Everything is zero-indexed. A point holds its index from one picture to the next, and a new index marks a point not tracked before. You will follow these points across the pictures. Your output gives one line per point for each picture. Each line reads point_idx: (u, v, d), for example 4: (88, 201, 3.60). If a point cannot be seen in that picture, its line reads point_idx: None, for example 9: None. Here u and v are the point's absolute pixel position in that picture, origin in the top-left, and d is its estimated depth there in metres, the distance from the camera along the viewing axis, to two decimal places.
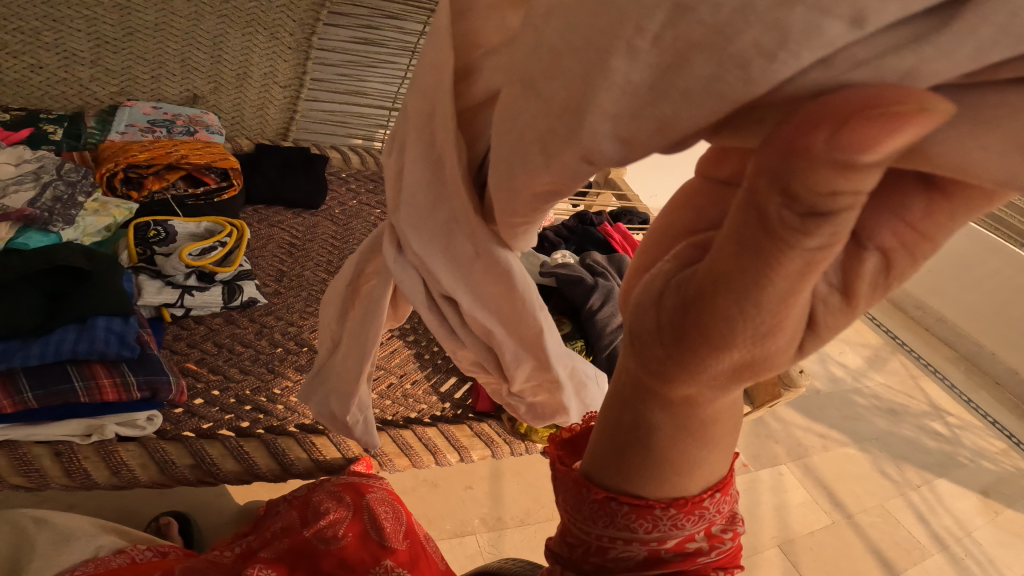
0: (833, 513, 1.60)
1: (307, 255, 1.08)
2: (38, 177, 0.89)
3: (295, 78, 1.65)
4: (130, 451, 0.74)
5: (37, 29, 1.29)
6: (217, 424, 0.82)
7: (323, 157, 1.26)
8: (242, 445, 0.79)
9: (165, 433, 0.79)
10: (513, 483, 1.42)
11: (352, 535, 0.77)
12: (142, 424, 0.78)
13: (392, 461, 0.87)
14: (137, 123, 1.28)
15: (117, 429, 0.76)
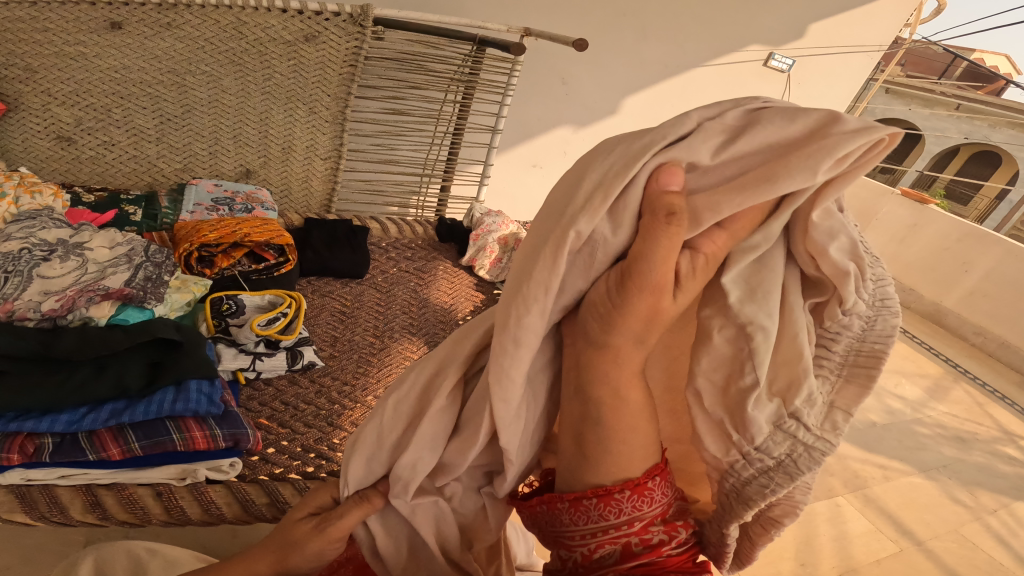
0: (899, 542, 1.72)
1: (357, 322, 1.26)
2: (131, 260, 1.04)
3: (334, 151, 1.82)
4: (217, 492, 0.92)
5: (107, 106, 1.49)
6: (287, 469, 0.97)
7: (365, 229, 1.44)
8: (308, 484, 0.97)
9: (244, 477, 0.95)
10: None
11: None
12: (226, 469, 0.93)
13: None
14: (203, 202, 1.46)
15: (206, 474, 0.92)
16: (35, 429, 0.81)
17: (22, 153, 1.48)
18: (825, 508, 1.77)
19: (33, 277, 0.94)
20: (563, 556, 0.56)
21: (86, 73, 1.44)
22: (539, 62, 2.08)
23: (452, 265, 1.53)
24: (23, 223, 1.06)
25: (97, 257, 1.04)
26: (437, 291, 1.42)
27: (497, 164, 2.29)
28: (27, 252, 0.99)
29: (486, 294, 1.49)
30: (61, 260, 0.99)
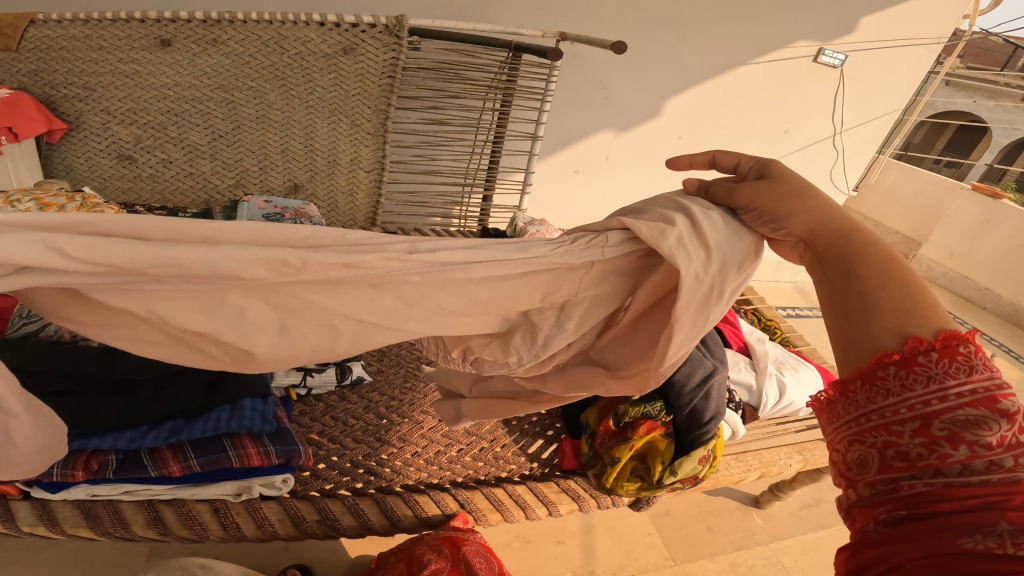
0: None
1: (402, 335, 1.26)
2: None
3: (376, 164, 1.79)
4: (270, 508, 0.91)
5: (163, 122, 1.58)
6: (337, 485, 0.99)
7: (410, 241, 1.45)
8: (358, 502, 0.94)
9: (296, 492, 0.96)
10: (604, 537, 1.51)
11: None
12: (279, 485, 0.94)
13: (486, 516, 0.99)
14: (254, 218, 1.50)
15: (261, 490, 0.92)
16: (99, 446, 0.84)
17: (87, 173, 1.61)
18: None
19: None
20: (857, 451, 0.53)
21: (142, 90, 1.53)
22: (578, 66, 2.06)
23: None
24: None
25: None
26: None
27: (537, 172, 2.29)
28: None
29: None
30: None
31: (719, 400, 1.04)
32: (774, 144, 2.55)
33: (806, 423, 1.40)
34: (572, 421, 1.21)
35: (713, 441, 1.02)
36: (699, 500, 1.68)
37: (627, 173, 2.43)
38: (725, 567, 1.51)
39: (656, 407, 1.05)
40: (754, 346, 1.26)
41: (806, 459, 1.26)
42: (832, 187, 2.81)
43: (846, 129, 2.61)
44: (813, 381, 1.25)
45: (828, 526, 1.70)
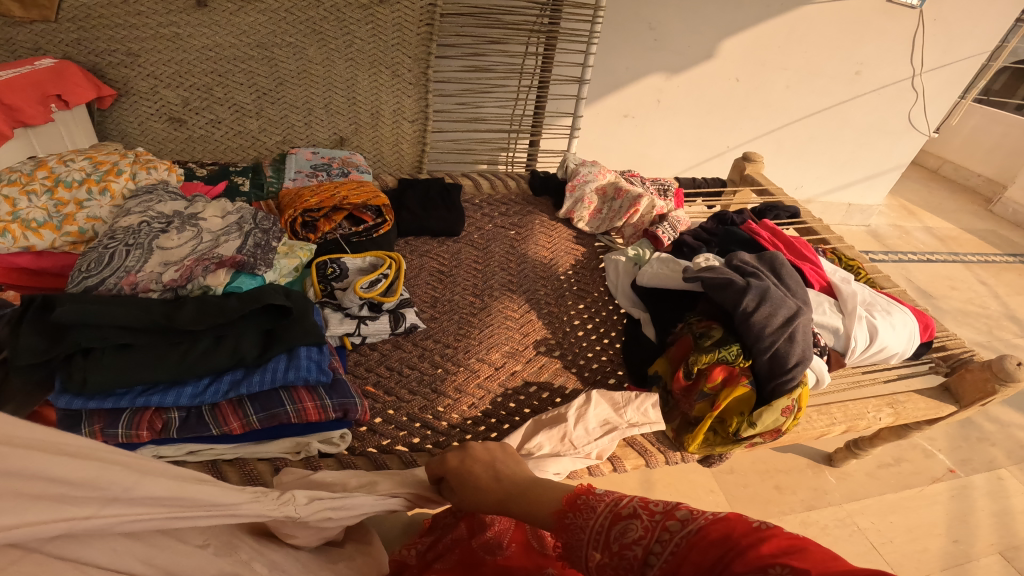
0: None
1: (455, 281, 1.21)
2: (241, 227, 1.04)
3: (420, 112, 1.75)
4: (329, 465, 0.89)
5: (208, 84, 1.52)
6: (394, 441, 0.94)
7: (458, 186, 1.39)
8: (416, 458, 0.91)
9: (353, 448, 0.92)
10: (664, 493, 1.47)
11: (516, 546, 0.87)
12: (336, 441, 0.91)
13: None
14: (303, 170, 1.46)
15: (320, 447, 0.89)
16: (162, 403, 0.82)
17: (140, 136, 1.57)
18: (985, 481, 1.64)
19: (153, 248, 0.96)
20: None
21: (184, 53, 1.46)
22: (627, 2, 1.93)
23: (549, 219, 1.44)
24: (141, 197, 1.07)
25: (211, 226, 1.04)
26: (536, 247, 1.35)
27: (586, 117, 2.18)
28: (147, 224, 1.00)
29: (586, 247, 1.40)
30: (178, 231, 1.00)
31: (804, 343, 0.96)
32: (844, 85, 2.36)
33: (892, 373, 1.31)
34: (636, 370, 1.12)
35: (798, 388, 0.95)
36: (766, 457, 1.61)
37: (680, 116, 2.30)
38: (794, 526, 1.44)
39: (733, 351, 0.97)
40: (840, 286, 1.17)
41: (898, 411, 1.22)
42: (910, 129, 2.62)
43: (927, 70, 2.42)
44: (905, 324, 1.17)
45: (908, 486, 1.60)
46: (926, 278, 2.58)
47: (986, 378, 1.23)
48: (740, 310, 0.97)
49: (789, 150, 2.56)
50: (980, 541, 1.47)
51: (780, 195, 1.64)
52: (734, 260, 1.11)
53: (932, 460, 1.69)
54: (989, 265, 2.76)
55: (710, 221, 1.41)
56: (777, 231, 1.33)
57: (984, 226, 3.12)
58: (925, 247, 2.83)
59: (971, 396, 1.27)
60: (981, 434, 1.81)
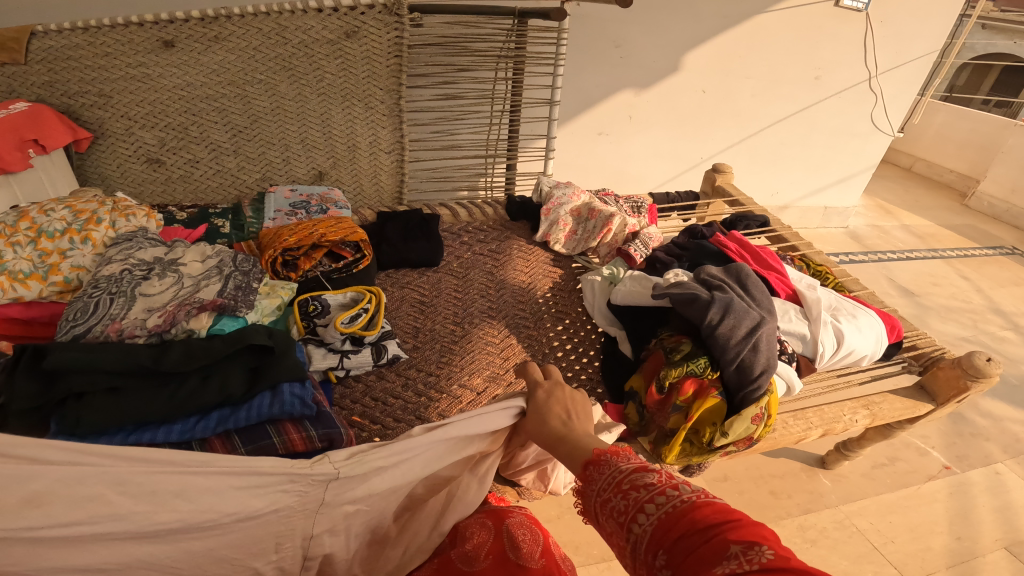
0: None
1: (436, 310, 1.24)
2: (221, 270, 1.06)
3: (396, 143, 1.78)
4: None
5: (182, 123, 1.55)
6: None
7: (436, 216, 1.42)
8: None
9: None
10: None
11: (491, 558, 0.72)
12: None
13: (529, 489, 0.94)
14: (282, 209, 1.48)
15: None
16: (154, 439, 0.84)
17: (118, 178, 1.59)
18: (981, 477, 1.68)
19: (135, 295, 0.97)
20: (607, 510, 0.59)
21: (156, 93, 1.49)
22: (591, 27, 1.99)
23: (526, 243, 1.47)
24: (122, 245, 1.09)
25: (191, 271, 1.06)
26: (514, 271, 1.38)
27: (561, 138, 2.23)
28: (128, 272, 1.02)
29: (563, 269, 1.43)
30: (160, 278, 1.02)
31: (769, 352, 1.00)
32: (805, 91, 2.44)
33: (867, 375, 1.35)
34: (614, 386, 1.15)
35: (766, 396, 0.98)
36: (759, 464, 1.64)
37: (653, 131, 2.35)
38: (793, 531, 1.46)
39: (700, 363, 0.99)
40: (804, 293, 1.21)
41: (875, 413, 1.26)
42: (875, 130, 2.70)
43: (881, 72, 2.50)
44: (872, 326, 1.21)
45: (906, 485, 1.63)
46: (910, 278, 2.64)
47: (957, 375, 1.27)
48: (705, 324, 1.01)
49: (762, 158, 2.62)
50: (983, 537, 1.50)
51: (751, 205, 1.69)
52: (701, 274, 1.15)
53: (927, 458, 1.72)
54: (969, 259, 2.83)
55: (681, 236, 1.46)
56: (746, 242, 1.37)
57: (961, 221, 3.20)
58: (905, 245, 2.89)
59: (946, 394, 1.31)
60: (975, 430, 1.85)
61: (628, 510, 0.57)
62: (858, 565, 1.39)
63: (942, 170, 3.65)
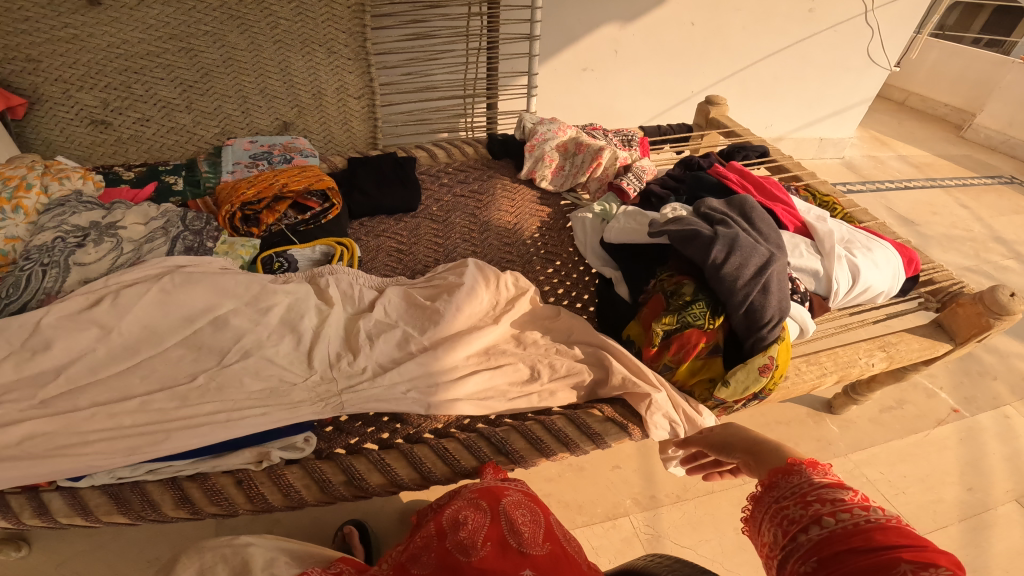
0: None
1: (414, 258, 1.10)
2: (167, 231, 0.94)
3: (365, 87, 1.63)
4: (295, 473, 0.71)
5: (125, 83, 1.33)
6: (363, 438, 0.80)
7: (411, 158, 1.27)
8: (384, 457, 0.74)
9: (321, 452, 0.77)
10: (663, 458, 1.41)
11: (492, 545, 0.59)
12: (301, 445, 0.75)
13: (526, 458, 0.76)
14: (241, 161, 1.34)
15: (282, 454, 0.74)
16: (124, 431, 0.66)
17: (66, 145, 1.36)
18: (990, 421, 1.61)
19: (70, 265, 0.84)
20: (773, 524, 0.53)
21: (89, 54, 1.27)
22: None
23: (510, 181, 1.31)
24: (53, 211, 0.95)
25: (132, 234, 0.93)
26: (498, 211, 1.22)
27: (542, 75, 2.03)
28: (61, 240, 0.88)
29: (552, 208, 1.27)
30: (95, 243, 0.88)
31: (781, 294, 0.82)
32: (800, 23, 2.27)
33: (882, 313, 1.25)
34: (614, 335, 0.97)
35: (777, 343, 0.81)
36: (765, 409, 1.57)
37: (639, 67, 2.16)
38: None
39: (700, 310, 0.82)
40: (815, 226, 1.01)
41: (892, 354, 1.17)
42: (871, 65, 2.55)
43: (878, 6, 2.35)
44: (889, 260, 1.03)
45: (915, 431, 1.56)
46: (909, 207, 2.54)
47: (979, 313, 1.17)
48: (707, 263, 0.82)
49: (756, 92, 2.46)
50: (994, 488, 1.44)
51: (748, 136, 1.55)
52: (701, 208, 0.94)
53: (936, 400, 1.65)
54: (968, 189, 2.73)
55: (676, 168, 1.23)
56: (749, 173, 1.15)
57: (956, 152, 3.07)
58: (904, 174, 2.80)
59: (967, 331, 1.21)
60: (982, 368, 1.78)
61: (801, 517, 0.51)
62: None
63: (937, 103, 3.46)
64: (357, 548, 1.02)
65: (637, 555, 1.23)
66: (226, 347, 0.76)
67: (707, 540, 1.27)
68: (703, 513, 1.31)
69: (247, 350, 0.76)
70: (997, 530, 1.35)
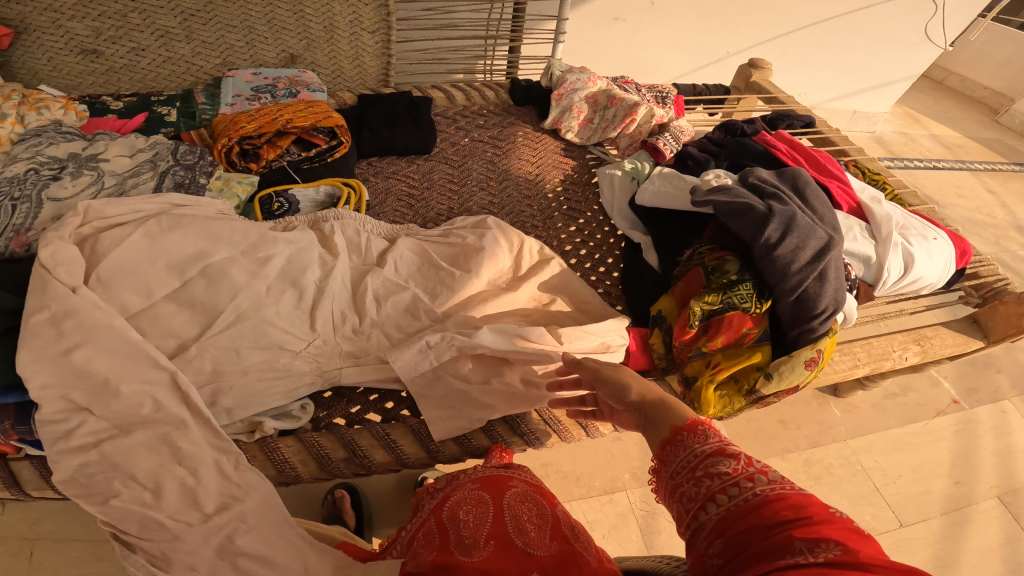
0: None
1: (426, 206, 1.01)
2: (155, 165, 0.86)
3: (381, 21, 1.47)
4: (289, 447, 0.66)
5: (122, 12, 1.21)
6: (365, 409, 0.74)
7: (428, 99, 1.16)
8: (390, 433, 0.69)
9: (319, 422, 0.71)
10: None
11: (495, 544, 0.54)
12: (297, 413, 0.69)
13: (540, 439, 0.72)
14: (242, 93, 1.24)
15: (277, 425, 0.67)
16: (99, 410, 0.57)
17: (54, 74, 1.25)
18: (989, 415, 1.55)
19: (44, 200, 0.75)
20: (675, 500, 0.50)
21: None
22: None
23: (532, 129, 1.21)
24: (27, 141, 0.86)
25: (116, 167, 0.85)
26: (519, 160, 1.13)
27: (572, 21, 1.88)
28: (34, 172, 0.79)
29: (576, 160, 1.18)
30: (73, 176, 0.80)
31: (838, 283, 0.74)
32: None
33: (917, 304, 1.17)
34: (638, 306, 0.88)
35: (826, 337, 0.74)
36: None
37: (677, 18, 1.99)
38: (797, 467, 1.35)
39: (745, 291, 0.73)
40: (870, 206, 0.92)
41: (925, 349, 1.10)
42: (923, 42, 2.39)
43: None
44: (943, 250, 0.95)
45: (914, 420, 1.49)
46: (933, 186, 2.43)
47: (1021, 314, 1.10)
48: (758, 241, 0.73)
49: (796, 57, 2.30)
50: (980, 483, 1.39)
51: (790, 102, 1.43)
52: (750, 177, 0.84)
53: (938, 389, 1.58)
54: (995, 173, 2.60)
55: (715, 131, 1.12)
56: (799, 143, 1.06)
57: (989, 135, 2.91)
58: (932, 154, 2.67)
59: (1003, 331, 1.13)
60: (990, 360, 1.69)
61: (695, 493, 0.48)
62: (857, 506, 1.29)
63: (977, 85, 3.13)
64: (347, 514, 0.98)
65: (629, 532, 1.19)
66: (220, 306, 0.66)
67: None
68: None
69: (244, 312, 0.67)
70: (971, 527, 1.31)
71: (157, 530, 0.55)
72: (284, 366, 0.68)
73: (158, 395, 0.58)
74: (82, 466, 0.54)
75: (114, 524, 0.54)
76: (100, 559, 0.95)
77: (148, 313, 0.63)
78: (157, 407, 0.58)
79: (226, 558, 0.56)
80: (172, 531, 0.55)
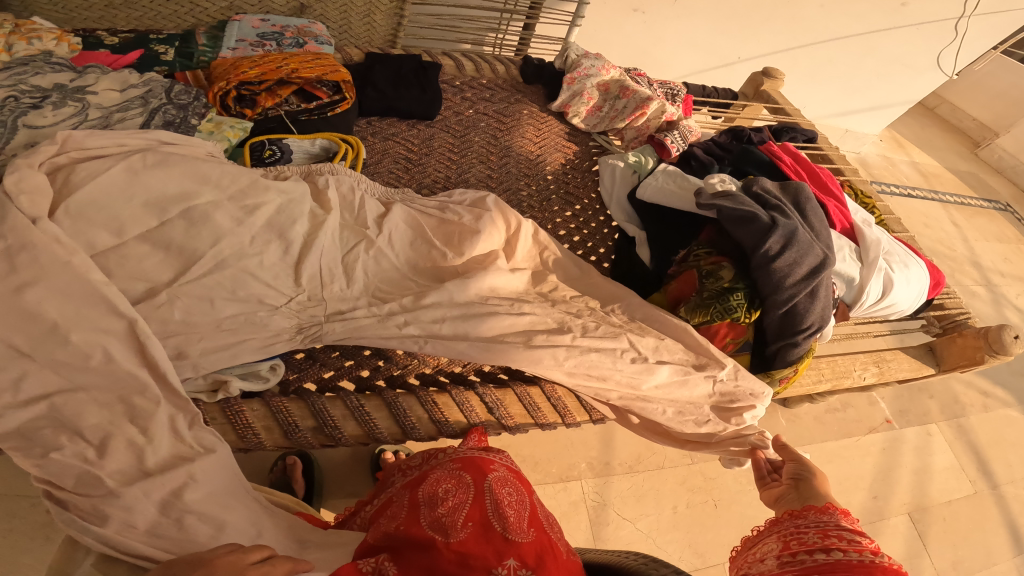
0: (977, 484, 1.51)
1: (423, 171, 1.00)
2: (147, 102, 0.83)
3: None
4: (254, 411, 0.64)
5: None
6: (339, 373, 0.73)
7: (437, 65, 1.14)
8: (364, 404, 0.68)
9: (287, 385, 0.70)
10: (625, 427, 1.36)
11: (473, 526, 0.55)
12: (265, 375, 0.68)
13: (518, 424, 0.74)
14: (247, 38, 1.21)
15: (242, 386, 0.65)
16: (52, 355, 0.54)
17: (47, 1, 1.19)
18: (915, 435, 1.56)
19: (19, 126, 0.71)
20: (785, 545, 0.54)
21: None
22: None
23: (538, 110, 1.20)
24: (12, 67, 0.82)
25: (103, 101, 0.82)
26: (521, 138, 1.12)
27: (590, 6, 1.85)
28: (13, 99, 0.75)
29: (579, 146, 1.17)
30: (55, 107, 0.76)
31: (825, 303, 0.77)
32: (885, 15, 2.11)
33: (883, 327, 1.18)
34: None
35: (805, 354, 0.77)
36: None
37: (694, 17, 1.97)
38: (740, 472, 1.37)
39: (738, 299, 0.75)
40: (861, 230, 0.93)
41: (883, 371, 1.11)
42: (935, 67, 2.40)
43: (976, 13, 2.18)
44: (919, 280, 0.96)
45: (847, 435, 1.51)
46: (904, 214, 2.46)
47: (978, 346, 1.12)
48: (758, 251, 0.75)
49: (805, 71, 2.31)
50: (894, 498, 1.41)
51: (791, 113, 1.43)
52: (754, 186, 0.85)
53: (874, 408, 1.59)
54: (964, 207, 2.64)
55: (722, 134, 1.12)
56: (801, 157, 1.06)
57: (965, 168, 2.95)
58: (909, 181, 2.70)
59: (955, 360, 1.16)
60: (923, 385, 1.69)
61: (810, 544, 0.52)
62: None
63: (966, 115, 3.14)
64: (295, 483, 0.98)
65: (578, 521, 1.20)
66: (199, 251, 0.64)
67: (645, 514, 1.25)
68: (648, 488, 1.29)
69: (224, 259, 0.66)
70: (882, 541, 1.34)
71: (93, 485, 0.51)
72: (260, 321, 0.67)
73: (110, 346, 0.56)
74: (27, 421, 0.51)
75: (51, 480, 0.51)
76: (14, 516, 0.91)
77: (118, 254, 0.61)
78: (107, 359, 0.55)
79: (172, 514, 0.52)
80: (109, 488, 0.51)
